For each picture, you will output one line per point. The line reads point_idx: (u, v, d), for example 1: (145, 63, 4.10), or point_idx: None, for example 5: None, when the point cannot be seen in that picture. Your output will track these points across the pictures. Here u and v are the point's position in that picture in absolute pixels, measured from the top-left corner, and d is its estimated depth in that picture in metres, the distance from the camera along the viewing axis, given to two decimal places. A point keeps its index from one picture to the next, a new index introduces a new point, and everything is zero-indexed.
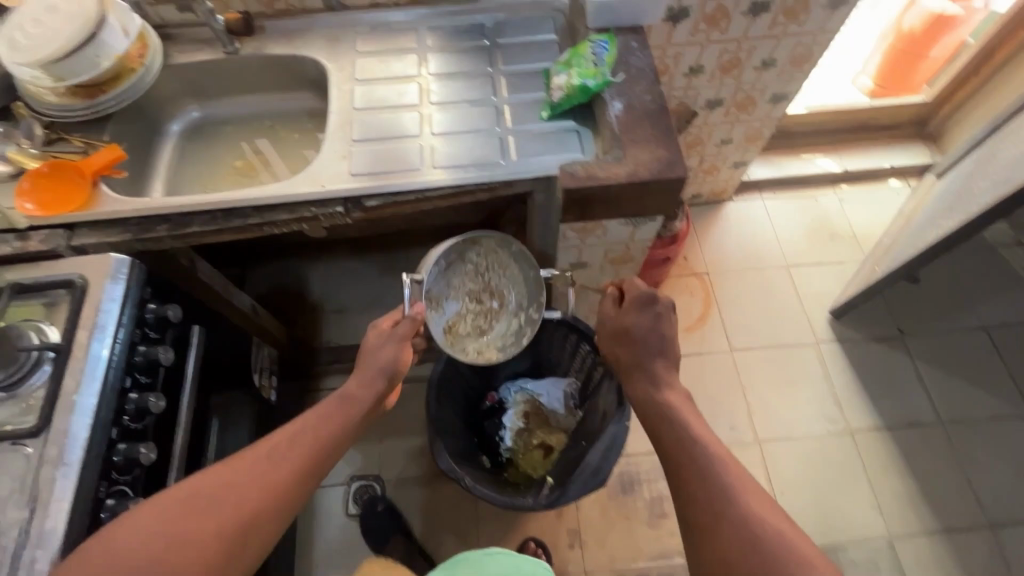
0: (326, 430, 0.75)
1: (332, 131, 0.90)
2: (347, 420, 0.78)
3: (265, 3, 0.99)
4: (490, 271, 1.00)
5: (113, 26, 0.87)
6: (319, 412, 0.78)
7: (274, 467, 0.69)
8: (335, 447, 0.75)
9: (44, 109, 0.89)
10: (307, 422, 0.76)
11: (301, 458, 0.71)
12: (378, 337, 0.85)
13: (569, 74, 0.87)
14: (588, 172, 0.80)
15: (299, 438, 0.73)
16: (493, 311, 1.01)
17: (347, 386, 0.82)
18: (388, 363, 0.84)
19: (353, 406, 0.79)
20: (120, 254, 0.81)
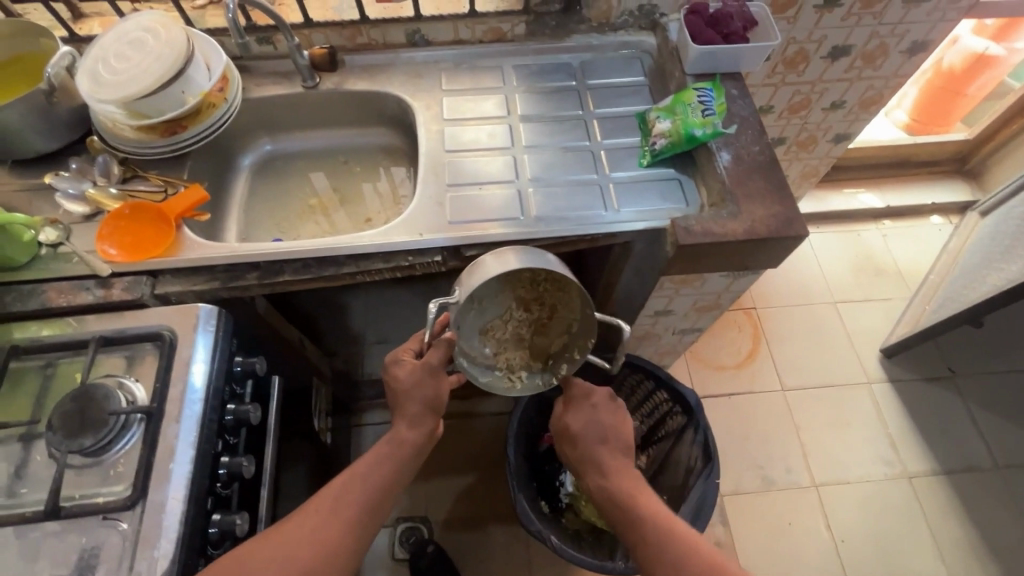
0: (377, 479, 0.71)
1: (425, 175, 0.87)
2: (396, 465, 0.73)
3: (348, 37, 0.95)
4: (547, 287, 0.75)
5: (198, 62, 0.83)
6: (365, 458, 0.73)
7: (319, 530, 0.66)
8: (386, 497, 0.72)
9: (121, 144, 0.84)
10: (356, 472, 0.72)
11: (351, 515, 0.68)
12: (411, 371, 0.75)
13: (674, 123, 0.84)
14: (703, 228, 0.77)
15: (344, 494, 0.69)
16: (538, 325, 0.79)
17: (395, 428, 0.75)
18: (431, 398, 0.76)
19: (404, 449, 0.74)
20: (207, 304, 0.76)
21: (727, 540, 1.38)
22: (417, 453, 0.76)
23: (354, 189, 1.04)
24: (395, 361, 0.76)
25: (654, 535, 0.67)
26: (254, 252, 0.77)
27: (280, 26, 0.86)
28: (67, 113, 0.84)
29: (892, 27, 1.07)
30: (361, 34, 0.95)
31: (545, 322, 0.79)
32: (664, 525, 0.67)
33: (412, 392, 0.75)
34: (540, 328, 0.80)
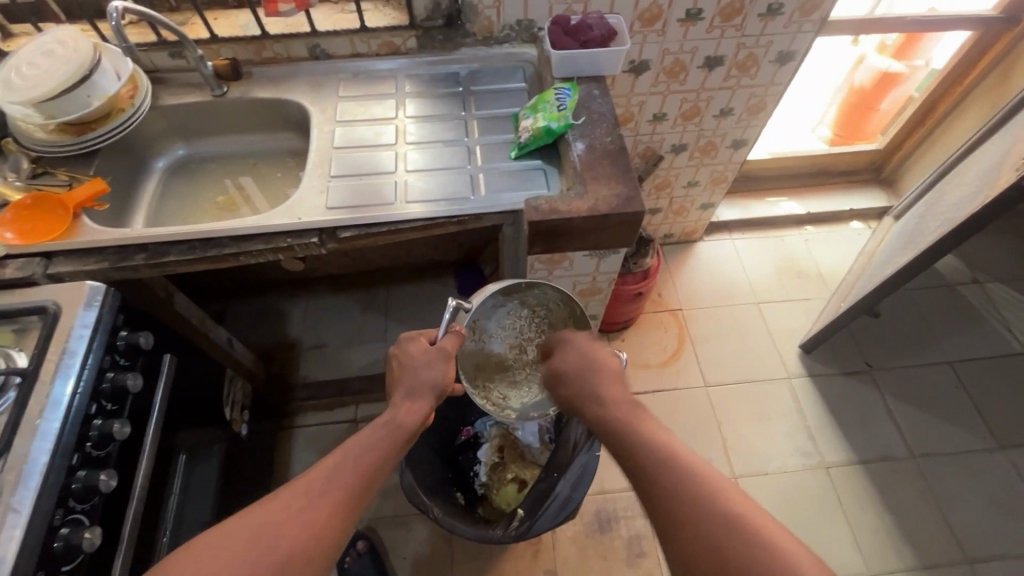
0: (368, 461, 0.70)
1: (311, 168, 0.95)
2: (389, 445, 0.73)
3: (253, 51, 1.05)
4: (545, 323, 0.95)
5: (106, 69, 0.92)
6: (358, 438, 0.72)
7: (313, 506, 0.63)
8: (374, 474, 0.70)
9: (33, 145, 0.92)
10: (346, 452, 0.70)
11: (345, 493, 0.66)
12: (424, 352, 0.82)
13: (535, 118, 0.94)
14: (551, 207, 0.85)
15: (339, 473, 0.67)
16: (534, 368, 0.95)
17: (396, 411, 0.77)
18: (436, 380, 0.81)
19: (398, 431, 0.75)
20: (96, 282, 0.83)
21: (647, 531, 1.41)
22: (409, 436, 0.76)
23: (264, 188, 1.12)
24: (411, 340, 0.84)
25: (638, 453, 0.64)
26: (146, 234, 0.85)
27: (181, 40, 0.95)
28: None
29: (755, 38, 1.19)
30: (265, 49, 1.05)
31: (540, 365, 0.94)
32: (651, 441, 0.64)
33: (421, 370, 0.81)
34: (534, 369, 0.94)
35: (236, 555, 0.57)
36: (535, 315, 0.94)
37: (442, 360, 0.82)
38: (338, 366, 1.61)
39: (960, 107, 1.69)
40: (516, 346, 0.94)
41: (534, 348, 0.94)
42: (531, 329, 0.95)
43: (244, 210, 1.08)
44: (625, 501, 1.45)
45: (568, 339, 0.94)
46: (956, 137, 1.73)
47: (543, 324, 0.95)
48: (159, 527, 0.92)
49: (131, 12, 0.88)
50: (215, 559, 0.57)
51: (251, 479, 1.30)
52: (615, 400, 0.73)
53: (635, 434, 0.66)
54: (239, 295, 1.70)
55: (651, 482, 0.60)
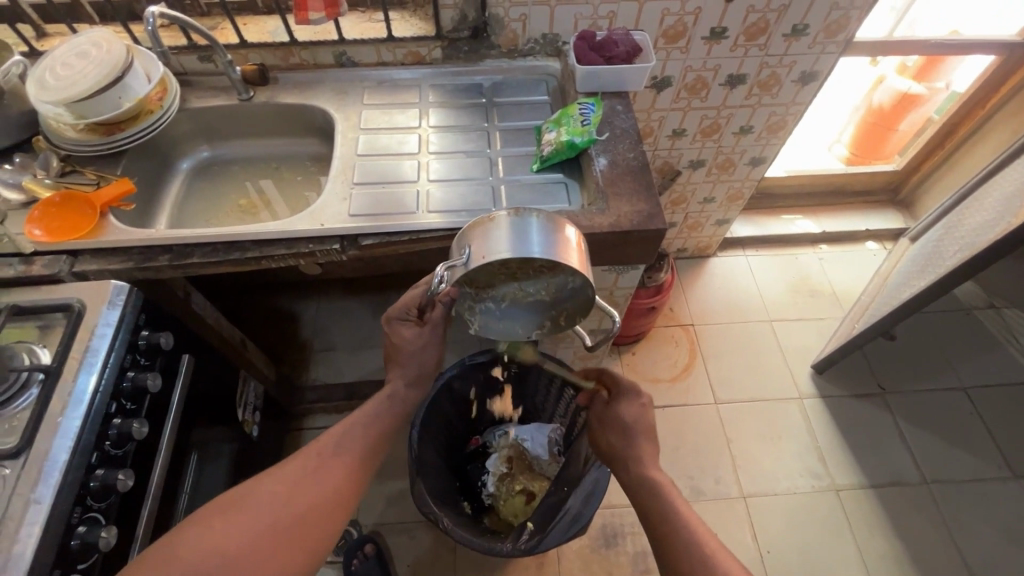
0: (373, 433, 0.78)
1: (334, 174, 0.96)
2: (391, 421, 0.81)
3: (281, 57, 1.07)
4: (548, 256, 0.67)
5: (137, 71, 0.94)
6: (364, 411, 0.80)
7: (325, 469, 0.71)
8: (379, 446, 0.78)
9: (62, 143, 0.94)
10: (355, 422, 0.78)
11: (352, 458, 0.74)
12: (417, 334, 0.80)
13: (559, 132, 0.94)
14: (573, 221, 0.86)
15: (348, 440, 0.76)
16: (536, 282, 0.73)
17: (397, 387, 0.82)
18: (429, 359, 0.84)
19: (398, 403, 0.82)
20: (120, 282, 0.84)
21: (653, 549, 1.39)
22: (408, 407, 0.84)
23: (284, 193, 1.13)
24: (402, 320, 0.80)
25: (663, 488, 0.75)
26: (170, 234, 0.86)
27: (211, 45, 0.97)
28: (16, 114, 0.94)
29: (778, 58, 1.19)
30: (292, 55, 1.07)
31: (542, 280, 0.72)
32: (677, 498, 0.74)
33: (415, 356, 0.82)
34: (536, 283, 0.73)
35: (256, 515, 0.64)
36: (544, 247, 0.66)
37: (433, 347, 0.83)
38: (349, 369, 1.62)
39: (981, 130, 1.68)
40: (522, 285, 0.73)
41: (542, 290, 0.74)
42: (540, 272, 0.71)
43: (265, 214, 1.09)
44: (631, 517, 1.44)
45: (583, 288, 0.69)
46: (977, 161, 1.72)
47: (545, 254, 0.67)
48: (170, 526, 0.92)
49: (166, 17, 0.90)
50: (244, 517, 0.64)
51: None
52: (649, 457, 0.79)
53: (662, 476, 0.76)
54: (253, 296, 1.71)
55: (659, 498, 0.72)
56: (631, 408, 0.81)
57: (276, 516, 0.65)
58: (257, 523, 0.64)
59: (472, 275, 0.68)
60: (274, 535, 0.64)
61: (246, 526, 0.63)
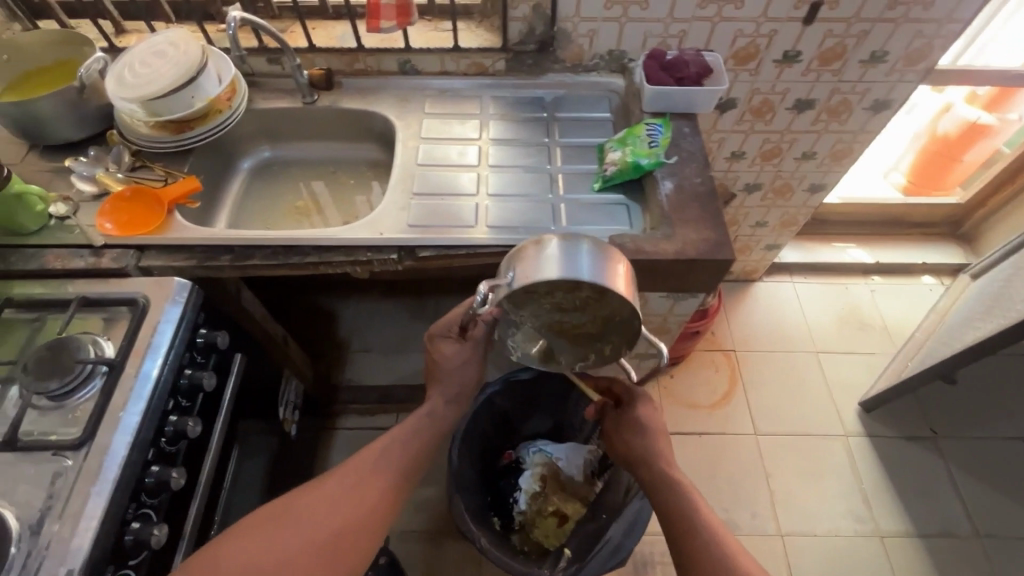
0: (414, 447, 0.76)
1: (394, 184, 0.95)
2: (432, 436, 0.78)
3: (346, 62, 1.07)
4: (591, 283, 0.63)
5: (210, 71, 0.95)
6: (401, 431, 0.77)
7: (364, 485, 0.69)
8: (420, 461, 0.76)
9: (134, 138, 0.96)
10: (396, 436, 0.76)
11: (392, 474, 0.72)
12: (458, 350, 0.77)
13: (624, 152, 0.92)
14: (636, 246, 0.83)
15: (387, 454, 0.74)
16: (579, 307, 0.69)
17: (435, 402, 0.80)
18: (468, 376, 0.81)
19: (435, 424, 0.79)
20: (182, 279, 0.85)
21: None
22: (447, 426, 0.81)
23: (339, 197, 1.13)
24: (444, 336, 0.77)
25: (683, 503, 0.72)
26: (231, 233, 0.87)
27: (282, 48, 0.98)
28: (94, 108, 0.96)
29: (852, 84, 1.14)
30: (357, 60, 1.07)
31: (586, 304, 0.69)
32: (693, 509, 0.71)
33: (454, 372, 0.79)
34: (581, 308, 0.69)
35: (295, 530, 0.63)
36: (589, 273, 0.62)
37: (470, 363, 0.79)
38: (384, 372, 1.62)
39: None
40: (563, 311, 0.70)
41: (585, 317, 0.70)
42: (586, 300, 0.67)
43: (320, 217, 1.09)
44: (662, 546, 1.40)
45: (627, 318, 0.66)
46: None
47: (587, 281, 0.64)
48: (212, 522, 0.92)
49: (246, 22, 0.92)
50: (282, 534, 0.63)
51: (295, 477, 1.32)
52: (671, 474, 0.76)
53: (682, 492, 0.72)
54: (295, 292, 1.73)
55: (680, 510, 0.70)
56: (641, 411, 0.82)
57: (314, 531, 0.64)
58: (295, 540, 0.63)
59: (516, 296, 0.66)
60: (312, 553, 0.63)
61: (284, 543, 0.62)
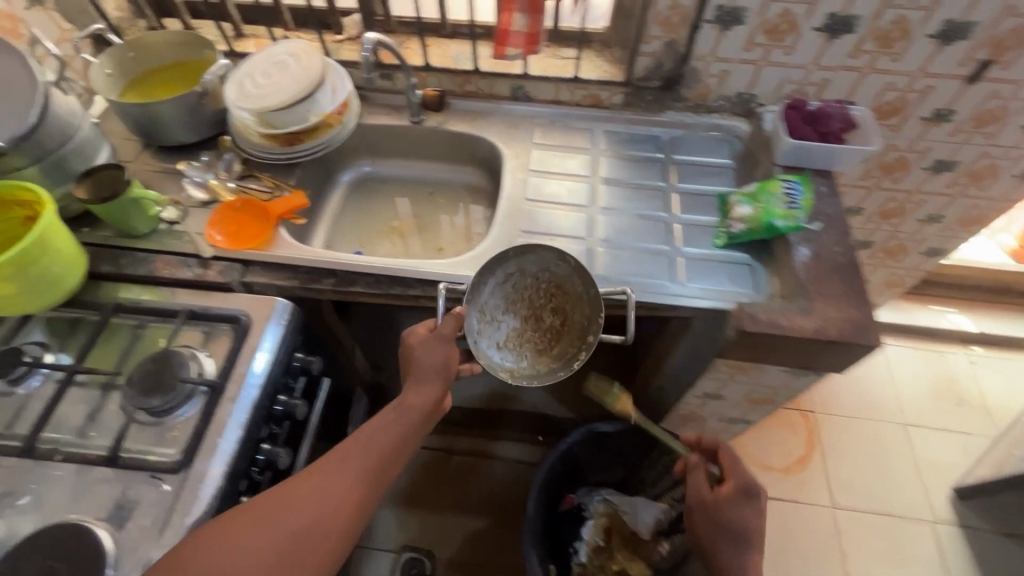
0: (384, 439, 0.70)
1: (502, 218, 0.91)
2: (402, 429, 0.71)
3: (458, 83, 1.04)
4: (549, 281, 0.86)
5: (326, 86, 0.93)
6: (373, 425, 0.71)
7: (332, 480, 0.64)
8: (394, 455, 0.70)
9: (246, 146, 0.95)
10: (364, 431, 0.71)
11: (360, 469, 0.67)
12: (424, 342, 0.76)
13: (755, 209, 0.84)
14: (769, 317, 0.76)
15: (357, 447, 0.68)
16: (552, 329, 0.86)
17: (405, 395, 0.74)
18: (439, 365, 0.75)
19: (408, 414, 0.72)
20: (283, 299, 0.82)
21: None
22: (424, 416, 0.74)
23: (432, 220, 1.09)
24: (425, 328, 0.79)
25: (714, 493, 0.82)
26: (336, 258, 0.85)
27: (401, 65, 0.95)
28: (211, 112, 0.96)
29: (1005, 149, 1.03)
30: (469, 82, 1.03)
31: (558, 326, 0.86)
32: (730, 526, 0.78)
33: (422, 358, 0.75)
34: (555, 334, 0.85)
35: (258, 532, 0.58)
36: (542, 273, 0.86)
37: (439, 344, 0.76)
38: None
39: None
40: (534, 341, 0.85)
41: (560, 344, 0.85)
42: (541, 305, 0.87)
43: (414, 240, 1.06)
44: None
45: (590, 307, 0.82)
46: None
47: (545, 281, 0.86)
48: None
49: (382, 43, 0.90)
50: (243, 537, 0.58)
51: None
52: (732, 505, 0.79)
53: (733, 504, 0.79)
54: None
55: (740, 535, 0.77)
56: (752, 511, 0.76)
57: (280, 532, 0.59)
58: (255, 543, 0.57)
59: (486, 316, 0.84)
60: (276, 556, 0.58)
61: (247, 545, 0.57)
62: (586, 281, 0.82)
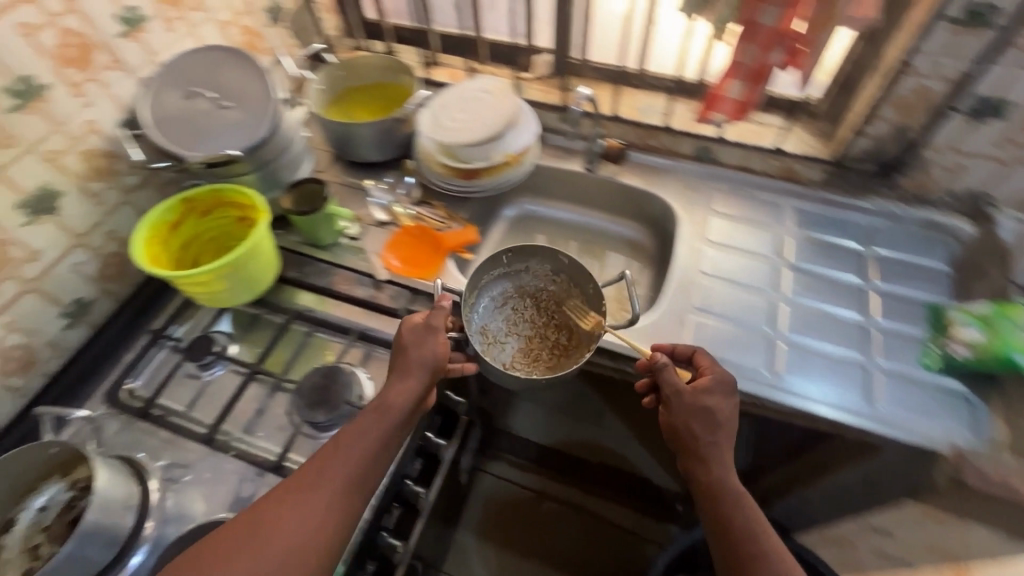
0: (364, 444, 0.63)
1: (673, 290, 0.86)
2: (389, 431, 0.64)
3: (641, 136, 1.00)
4: (547, 299, 0.92)
5: (516, 129, 0.93)
6: (349, 430, 0.64)
7: (312, 499, 0.58)
8: (380, 456, 0.63)
9: (427, 174, 0.97)
10: (344, 434, 0.64)
11: (343, 479, 0.60)
12: (412, 333, 0.71)
13: (989, 335, 0.71)
14: (1002, 477, 0.64)
15: (336, 458, 0.61)
16: (559, 344, 0.87)
17: (384, 393, 0.67)
18: (431, 358, 0.69)
19: (388, 415, 0.65)
20: (443, 334, 0.83)
21: None
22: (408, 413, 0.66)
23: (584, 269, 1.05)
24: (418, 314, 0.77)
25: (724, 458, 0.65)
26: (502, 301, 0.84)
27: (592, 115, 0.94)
28: (401, 136, 1.00)
29: None
30: (653, 137, 0.99)
31: (561, 341, 0.87)
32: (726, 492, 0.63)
33: (410, 351, 0.69)
34: (563, 351, 0.86)
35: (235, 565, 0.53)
36: (529, 287, 0.92)
37: (424, 335, 0.71)
38: None
39: None
40: (534, 356, 0.86)
41: (567, 358, 0.85)
42: (543, 322, 0.90)
43: None
44: None
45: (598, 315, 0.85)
46: None
47: (536, 295, 0.92)
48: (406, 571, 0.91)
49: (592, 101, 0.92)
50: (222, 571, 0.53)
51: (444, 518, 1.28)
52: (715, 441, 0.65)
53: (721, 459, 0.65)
54: None
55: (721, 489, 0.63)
56: (717, 399, 0.67)
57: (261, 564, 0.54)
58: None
59: (483, 326, 0.87)
60: None
61: None
62: (580, 281, 0.88)
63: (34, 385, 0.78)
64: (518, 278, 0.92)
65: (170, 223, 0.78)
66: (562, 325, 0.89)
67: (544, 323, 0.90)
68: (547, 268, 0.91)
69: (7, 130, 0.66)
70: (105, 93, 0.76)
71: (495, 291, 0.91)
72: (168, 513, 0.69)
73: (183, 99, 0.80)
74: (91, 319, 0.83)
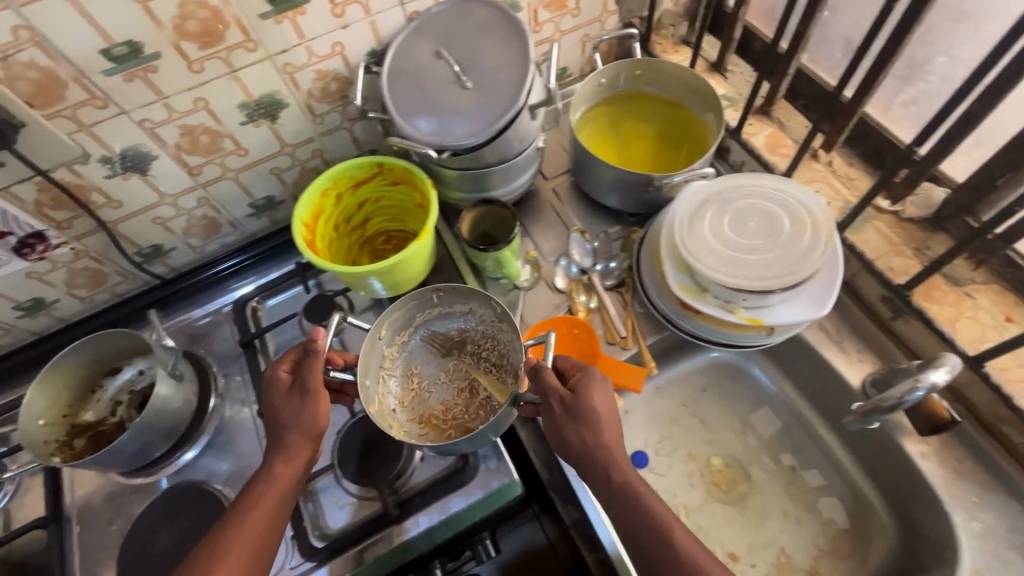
0: (257, 518, 0.55)
1: None
2: (284, 495, 0.57)
3: (998, 413, 0.58)
4: (489, 338, 0.69)
5: (797, 298, 0.62)
6: (235, 505, 0.56)
7: None
8: (280, 519, 0.56)
9: (640, 262, 0.71)
10: (234, 509, 0.56)
11: (246, 551, 0.53)
12: (285, 389, 0.59)
13: None
14: None
15: (225, 546, 0.53)
16: (488, 395, 0.65)
17: (269, 460, 0.58)
18: (309, 421, 0.58)
19: (274, 485, 0.57)
20: (515, 483, 0.63)
21: None
22: (301, 472, 0.58)
23: (762, 501, 0.69)
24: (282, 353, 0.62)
25: (616, 463, 0.54)
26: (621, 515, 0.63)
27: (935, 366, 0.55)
28: (648, 197, 0.73)
29: None
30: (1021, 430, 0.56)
31: (492, 391, 0.65)
32: (626, 500, 0.53)
33: (285, 409, 0.59)
34: (486, 404, 0.65)
35: None
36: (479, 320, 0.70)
37: (299, 400, 0.59)
38: None
39: None
40: (450, 404, 0.66)
41: (483, 413, 0.64)
42: (479, 367, 0.68)
43: (724, 512, 0.68)
44: None
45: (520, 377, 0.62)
46: None
47: (483, 332, 0.70)
48: None
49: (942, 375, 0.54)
50: None
51: None
52: (601, 442, 0.55)
53: (619, 466, 0.54)
54: None
55: (630, 510, 0.53)
56: (598, 394, 0.56)
57: None
58: None
59: (403, 362, 0.70)
60: None
61: None
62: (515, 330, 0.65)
63: (209, 250, 0.83)
64: (460, 307, 0.70)
65: (355, 179, 0.72)
66: (498, 375, 0.66)
67: (477, 363, 0.68)
68: (491, 313, 0.68)
69: (254, 34, 0.61)
70: (366, 19, 0.66)
71: (429, 324, 0.71)
72: (217, 430, 0.72)
73: (432, 55, 0.67)
74: (274, 215, 0.84)
